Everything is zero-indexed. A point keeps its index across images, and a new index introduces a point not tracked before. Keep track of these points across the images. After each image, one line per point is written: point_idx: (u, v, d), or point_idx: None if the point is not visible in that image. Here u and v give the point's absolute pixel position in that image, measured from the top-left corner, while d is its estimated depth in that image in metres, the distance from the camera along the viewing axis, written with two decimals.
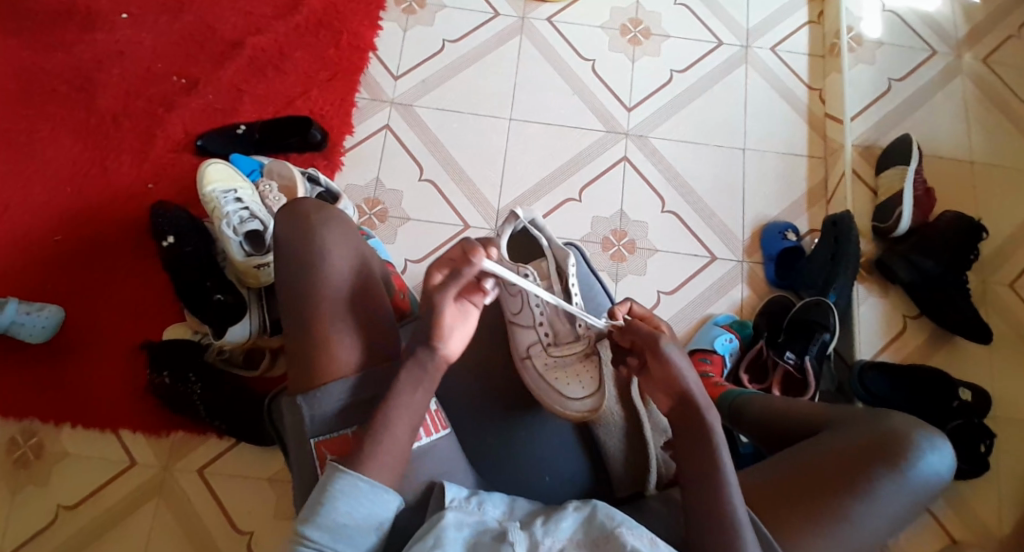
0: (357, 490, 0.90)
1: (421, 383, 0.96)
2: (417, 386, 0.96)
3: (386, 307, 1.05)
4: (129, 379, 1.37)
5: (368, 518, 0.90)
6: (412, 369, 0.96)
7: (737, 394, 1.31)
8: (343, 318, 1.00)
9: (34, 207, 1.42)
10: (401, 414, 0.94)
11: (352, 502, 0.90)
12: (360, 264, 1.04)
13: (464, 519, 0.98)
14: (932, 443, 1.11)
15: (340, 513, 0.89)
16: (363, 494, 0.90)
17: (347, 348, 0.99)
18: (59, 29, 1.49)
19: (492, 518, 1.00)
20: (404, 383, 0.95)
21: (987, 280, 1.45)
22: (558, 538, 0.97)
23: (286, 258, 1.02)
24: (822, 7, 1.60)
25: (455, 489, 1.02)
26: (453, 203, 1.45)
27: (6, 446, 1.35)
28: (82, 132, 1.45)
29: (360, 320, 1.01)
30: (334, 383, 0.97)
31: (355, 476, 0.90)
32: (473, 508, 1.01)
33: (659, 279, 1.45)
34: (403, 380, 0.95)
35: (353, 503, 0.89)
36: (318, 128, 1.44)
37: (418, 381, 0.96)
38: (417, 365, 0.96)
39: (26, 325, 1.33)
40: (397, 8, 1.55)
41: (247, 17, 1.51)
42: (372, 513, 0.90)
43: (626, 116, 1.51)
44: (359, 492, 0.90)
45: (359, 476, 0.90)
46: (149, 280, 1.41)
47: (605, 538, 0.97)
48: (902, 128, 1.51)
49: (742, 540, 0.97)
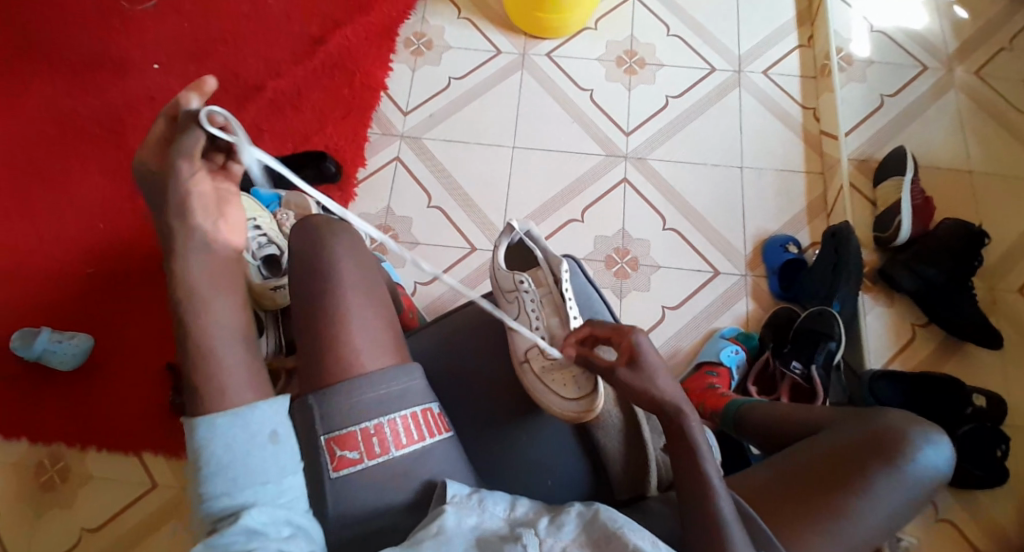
0: (215, 427, 0.87)
1: (224, 280, 0.94)
2: (219, 290, 0.93)
3: (393, 320, 1.12)
4: (151, 402, 1.42)
5: (246, 441, 0.87)
6: (196, 266, 0.93)
7: (742, 402, 1.27)
8: (351, 323, 1.06)
9: (68, 241, 1.51)
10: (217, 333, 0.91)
11: (223, 443, 0.86)
12: (370, 279, 1.11)
13: (465, 518, 0.96)
14: (930, 439, 1.08)
15: (218, 458, 0.86)
16: (224, 427, 0.87)
17: (355, 351, 1.05)
18: (95, 80, 1.62)
19: (496, 516, 0.98)
20: (196, 295, 0.92)
21: (995, 287, 1.45)
22: (559, 540, 0.94)
23: (303, 264, 1.09)
24: (811, 31, 1.67)
25: (456, 486, 0.99)
26: (458, 225, 1.51)
27: (33, 470, 1.39)
28: (115, 172, 1.55)
29: (367, 327, 1.07)
30: (350, 380, 1.03)
31: (210, 416, 0.87)
32: (475, 504, 0.98)
33: (664, 295, 1.47)
34: (195, 296, 0.92)
35: (226, 444, 0.86)
36: (332, 161, 1.51)
37: (218, 276, 0.94)
38: (199, 265, 0.93)
39: (58, 350, 1.40)
40: (407, 51, 1.66)
41: (269, 63, 1.63)
42: (245, 433, 0.87)
43: (625, 140, 1.58)
44: (219, 426, 0.87)
45: (212, 413, 0.87)
46: (174, 307, 1.48)
47: (607, 538, 0.94)
48: (896, 142, 1.54)
49: (731, 540, 0.95)
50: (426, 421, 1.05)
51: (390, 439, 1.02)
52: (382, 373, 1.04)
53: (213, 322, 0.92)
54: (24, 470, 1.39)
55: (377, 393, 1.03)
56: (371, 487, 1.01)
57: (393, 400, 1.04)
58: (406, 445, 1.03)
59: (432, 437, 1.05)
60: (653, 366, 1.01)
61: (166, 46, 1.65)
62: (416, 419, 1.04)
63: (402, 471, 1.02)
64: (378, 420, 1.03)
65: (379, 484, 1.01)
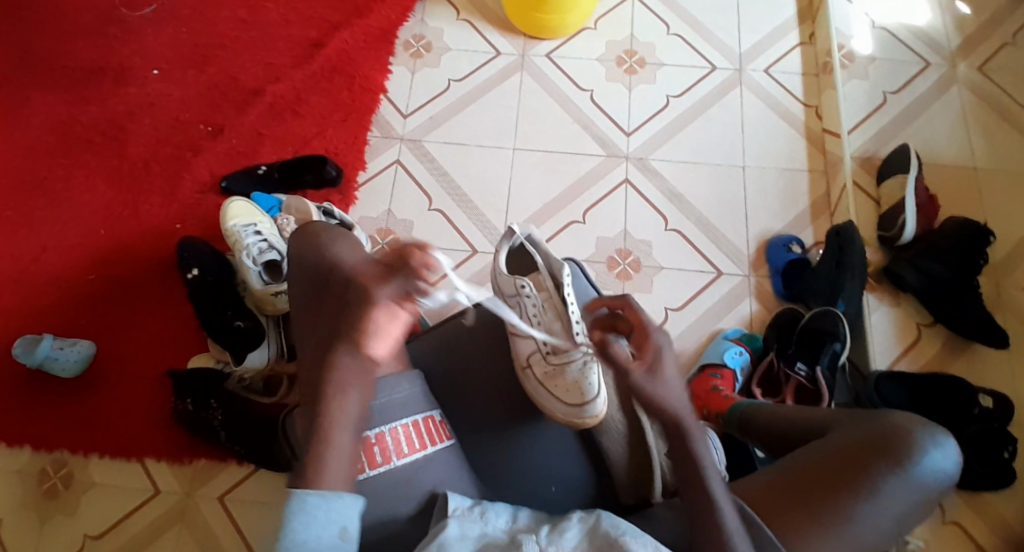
0: (306, 506, 0.89)
1: (358, 383, 0.98)
2: (351, 383, 0.98)
3: None
4: (151, 408, 1.41)
5: (322, 526, 0.89)
6: (345, 369, 0.98)
7: (744, 406, 1.26)
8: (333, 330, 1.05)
9: (69, 248, 1.50)
10: (339, 420, 0.96)
11: (304, 520, 0.89)
12: None
13: (467, 530, 0.94)
14: (934, 439, 1.05)
15: (296, 535, 0.88)
16: (311, 506, 0.89)
17: None
18: (94, 86, 1.62)
19: (497, 528, 0.96)
20: (332, 391, 0.97)
21: (1002, 284, 1.43)
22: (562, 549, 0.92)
23: (302, 268, 1.10)
24: (813, 29, 1.66)
25: (458, 499, 0.98)
26: (460, 228, 1.50)
27: (38, 476, 1.38)
28: (116, 178, 1.55)
29: None
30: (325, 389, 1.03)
31: (303, 492, 0.90)
32: (477, 516, 0.96)
33: (666, 296, 1.46)
34: (333, 380, 0.98)
35: (306, 523, 0.89)
36: (333, 165, 1.52)
37: (353, 382, 0.98)
38: (347, 365, 0.98)
39: (61, 358, 1.39)
40: (406, 53, 1.65)
41: (267, 68, 1.63)
42: (325, 520, 0.89)
43: (626, 141, 1.57)
44: (310, 507, 0.89)
45: (306, 491, 0.90)
46: (175, 312, 1.47)
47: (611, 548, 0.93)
48: (900, 139, 1.53)
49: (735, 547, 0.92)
50: (428, 430, 1.05)
51: (392, 448, 1.01)
52: (385, 381, 1.05)
53: (344, 409, 0.97)
54: (28, 477, 1.38)
55: (377, 400, 1.04)
56: (372, 499, 0.99)
57: (394, 408, 1.04)
58: (409, 453, 1.02)
59: (434, 446, 1.04)
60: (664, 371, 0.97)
61: (165, 52, 1.65)
62: (418, 428, 1.04)
63: (402, 483, 1.00)
64: (380, 429, 1.02)
65: (382, 495, 1.00)
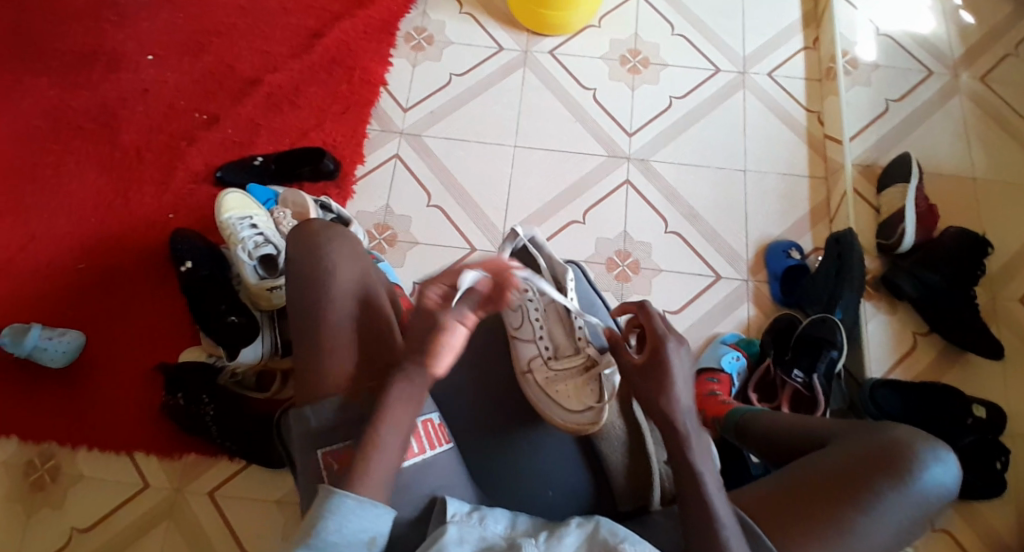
0: (344, 509, 0.89)
1: (412, 399, 0.96)
2: (406, 401, 0.96)
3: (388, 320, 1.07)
4: (141, 402, 1.38)
5: (355, 532, 0.89)
6: (405, 389, 0.96)
7: (743, 411, 1.22)
8: (338, 334, 1.01)
9: (58, 237, 1.47)
10: (390, 434, 0.94)
11: (338, 521, 0.89)
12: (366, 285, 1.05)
13: (466, 534, 0.92)
14: (935, 452, 1.01)
15: (328, 534, 0.89)
16: (347, 510, 0.89)
17: (341, 360, 1.01)
18: (86, 70, 1.58)
19: (495, 533, 0.94)
20: (389, 404, 0.95)
21: (998, 297, 1.44)
22: None
23: (298, 273, 1.03)
24: (817, 34, 1.66)
25: (455, 504, 0.95)
26: (457, 224, 1.49)
27: (23, 469, 1.35)
28: (107, 166, 1.51)
29: (352, 334, 1.02)
30: (342, 397, 0.99)
31: (345, 495, 0.90)
32: (475, 523, 0.94)
33: (664, 298, 1.45)
34: (389, 394, 0.96)
35: (340, 524, 0.89)
36: (331, 158, 1.49)
37: (410, 398, 0.96)
38: (405, 385, 0.96)
39: (48, 349, 1.36)
40: (407, 45, 1.63)
41: (265, 57, 1.60)
42: (358, 527, 0.90)
43: (628, 141, 1.56)
44: (347, 510, 0.89)
45: (347, 495, 0.90)
46: (165, 305, 1.44)
47: None
48: (901, 148, 1.54)
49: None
50: (426, 433, 1.02)
51: None
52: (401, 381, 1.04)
53: (394, 425, 0.95)
54: (13, 469, 1.35)
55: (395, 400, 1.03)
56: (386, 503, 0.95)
57: None
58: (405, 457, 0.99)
59: (433, 449, 1.02)
60: (673, 370, 0.98)
61: (160, 37, 1.61)
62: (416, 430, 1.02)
63: (402, 487, 0.98)
64: None
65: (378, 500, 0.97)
